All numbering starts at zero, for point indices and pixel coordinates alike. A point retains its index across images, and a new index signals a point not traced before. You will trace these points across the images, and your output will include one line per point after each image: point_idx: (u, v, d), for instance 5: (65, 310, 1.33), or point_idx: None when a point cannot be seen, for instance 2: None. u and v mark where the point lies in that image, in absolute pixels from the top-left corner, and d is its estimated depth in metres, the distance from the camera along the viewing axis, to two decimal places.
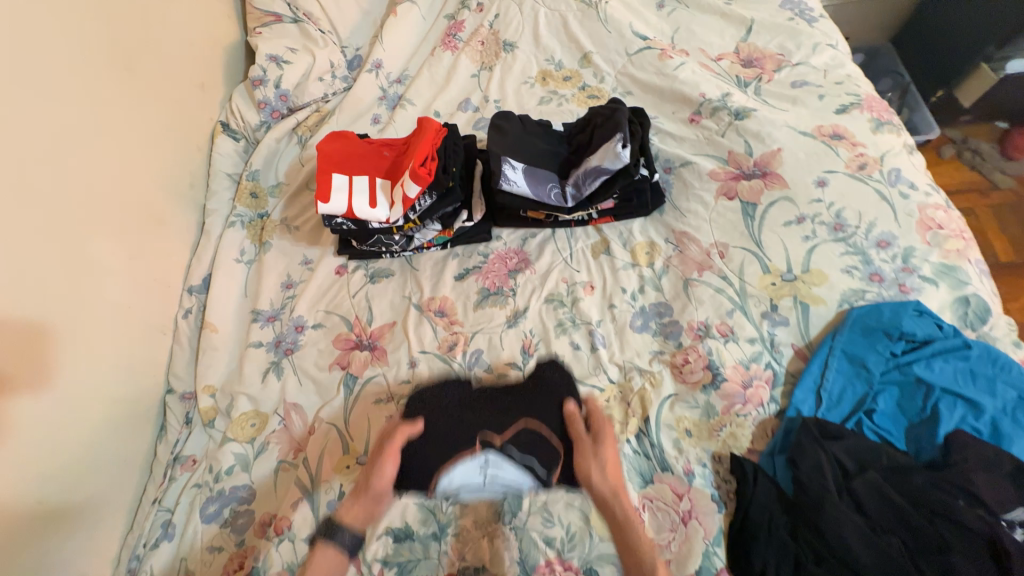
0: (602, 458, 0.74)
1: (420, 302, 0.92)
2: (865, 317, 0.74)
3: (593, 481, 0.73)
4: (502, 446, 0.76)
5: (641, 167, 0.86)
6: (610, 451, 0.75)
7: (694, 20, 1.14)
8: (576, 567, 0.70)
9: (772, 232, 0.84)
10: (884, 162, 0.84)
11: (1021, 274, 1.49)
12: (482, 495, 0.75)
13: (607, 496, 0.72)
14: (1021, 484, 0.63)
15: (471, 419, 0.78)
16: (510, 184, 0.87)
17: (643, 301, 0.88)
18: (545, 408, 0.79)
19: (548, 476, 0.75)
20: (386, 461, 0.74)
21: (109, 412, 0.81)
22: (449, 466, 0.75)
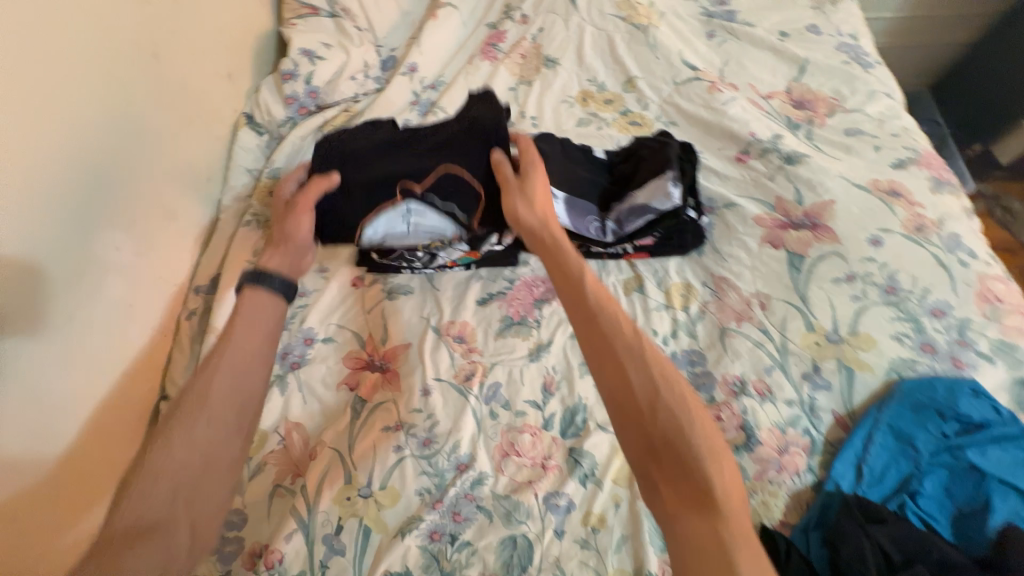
0: (528, 194, 0.78)
1: (438, 325, 0.88)
2: (916, 391, 0.70)
3: (525, 220, 0.77)
4: (422, 195, 0.83)
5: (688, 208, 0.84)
6: (537, 178, 0.80)
7: (745, 53, 1.10)
8: None
9: (820, 288, 0.79)
10: (942, 225, 0.80)
11: None
12: (409, 240, 0.86)
13: (537, 232, 0.76)
14: None
15: (393, 170, 0.85)
16: None
17: (675, 346, 0.82)
18: (465, 155, 0.85)
19: (470, 220, 0.85)
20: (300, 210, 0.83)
21: (102, 418, 0.75)
22: (372, 217, 0.84)
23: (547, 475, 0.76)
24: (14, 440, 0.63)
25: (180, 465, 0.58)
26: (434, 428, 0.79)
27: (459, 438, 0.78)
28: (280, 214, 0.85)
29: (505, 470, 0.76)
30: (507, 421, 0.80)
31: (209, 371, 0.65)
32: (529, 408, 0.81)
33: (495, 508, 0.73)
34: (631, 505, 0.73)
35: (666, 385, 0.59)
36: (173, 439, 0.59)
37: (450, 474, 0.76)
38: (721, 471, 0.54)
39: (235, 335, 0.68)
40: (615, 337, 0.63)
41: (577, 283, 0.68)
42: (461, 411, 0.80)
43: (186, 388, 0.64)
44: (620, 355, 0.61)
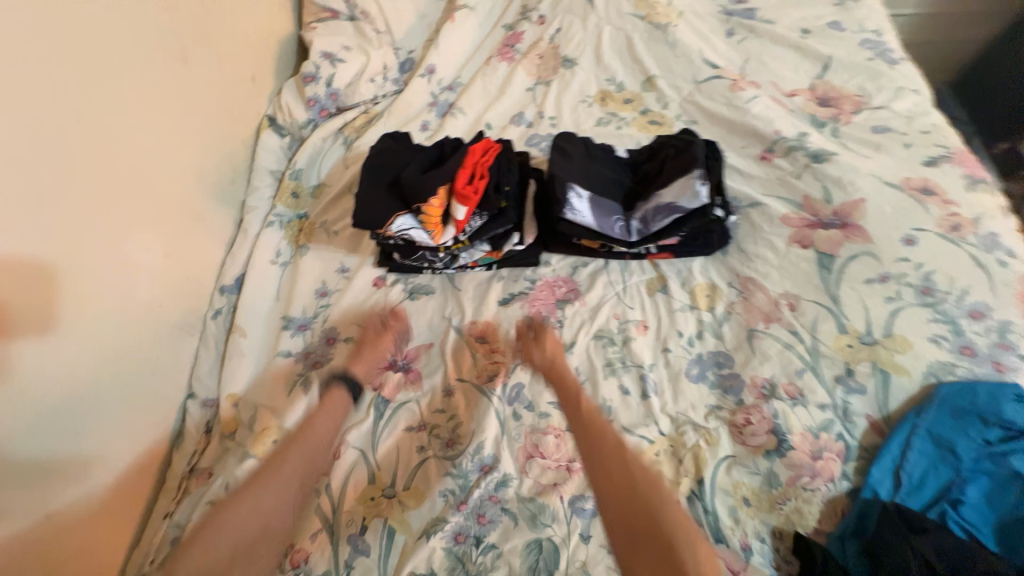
0: (547, 354, 0.81)
1: (460, 325, 0.88)
2: (956, 396, 0.68)
3: (535, 357, 0.81)
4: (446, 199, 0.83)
5: (717, 207, 0.81)
6: (552, 337, 0.83)
7: (767, 50, 1.08)
8: None
9: (851, 288, 0.77)
10: (978, 223, 0.78)
11: None
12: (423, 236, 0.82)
13: (550, 371, 0.80)
14: None
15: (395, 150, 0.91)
16: (575, 214, 0.81)
17: (701, 348, 0.82)
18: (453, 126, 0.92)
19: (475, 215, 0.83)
20: (377, 338, 0.85)
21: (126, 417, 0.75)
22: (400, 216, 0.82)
23: (572, 478, 0.75)
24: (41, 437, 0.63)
25: (242, 530, 0.68)
26: (457, 429, 0.79)
27: (482, 440, 0.77)
28: (370, 341, 0.85)
29: (529, 472, 0.75)
30: (530, 422, 0.79)
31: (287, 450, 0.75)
32: (552, 411, 0.80)
33: (520, 511, 0.72)
34: None
35: (655, 496, 0.71)
36: (246, 506, 0.69)
37: (473, 476, 0.75)
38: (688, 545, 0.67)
39: (290, 454, 0.74)
40: (618, 470, 0.72)
41: (578, 404, 0.78)
42: (485, 412, 0.79)
43: (269, 455, 0.76)
44: (611, 475, 0.72)
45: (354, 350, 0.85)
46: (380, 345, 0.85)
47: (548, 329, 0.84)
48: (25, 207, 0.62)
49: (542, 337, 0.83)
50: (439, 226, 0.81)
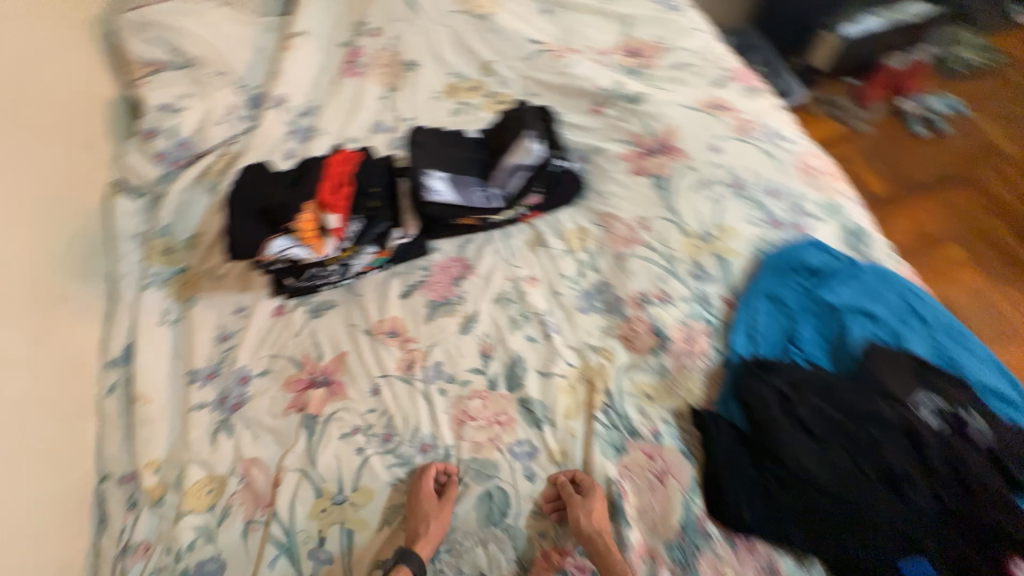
0: (588, 521, 0.71)
1: (369, 327, 0.92)
2: (774, 259, 0.85)
3: (580, 522, 0.71)
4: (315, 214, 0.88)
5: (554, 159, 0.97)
6: (596, 500, 0.73)
7: (579, 20, 1.23)
8: (573, 551, 0.74)
9: (683, 199, 0.92)
10: (761, 121, 0.96)
11: (887, 202, 1.89)
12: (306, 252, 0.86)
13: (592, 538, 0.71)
14: (920, 375, 0.74)
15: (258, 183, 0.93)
16: (437, 194, 0.94)
17: (585, 283, 0.92)
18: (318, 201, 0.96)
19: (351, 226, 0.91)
20: (435, 512, 0.73)
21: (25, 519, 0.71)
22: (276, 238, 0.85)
23: (505, 429, 0.81)
24: None
25: None
26: (391, 423, 0.82)
27: (418, 423, 0.82)
28: (428, 514, 0.73)
29: (465, 437, 0.81)
30: (455, 393, 0.85)
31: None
32: (473, 376, 0.87)
33: (465, 473, 0.78)
34: (586, 430, 0.81)
35: None
36: None
37: (416, 458, 0.80)
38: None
39: None
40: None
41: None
42: (412, 399, 0.84)
43: None
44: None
45: (411, 514, 0.74)
46: (439, 518, 0.74)
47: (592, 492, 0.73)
48: None
49: (590, 498, 0.72)
50: (319, 240, 0.87)
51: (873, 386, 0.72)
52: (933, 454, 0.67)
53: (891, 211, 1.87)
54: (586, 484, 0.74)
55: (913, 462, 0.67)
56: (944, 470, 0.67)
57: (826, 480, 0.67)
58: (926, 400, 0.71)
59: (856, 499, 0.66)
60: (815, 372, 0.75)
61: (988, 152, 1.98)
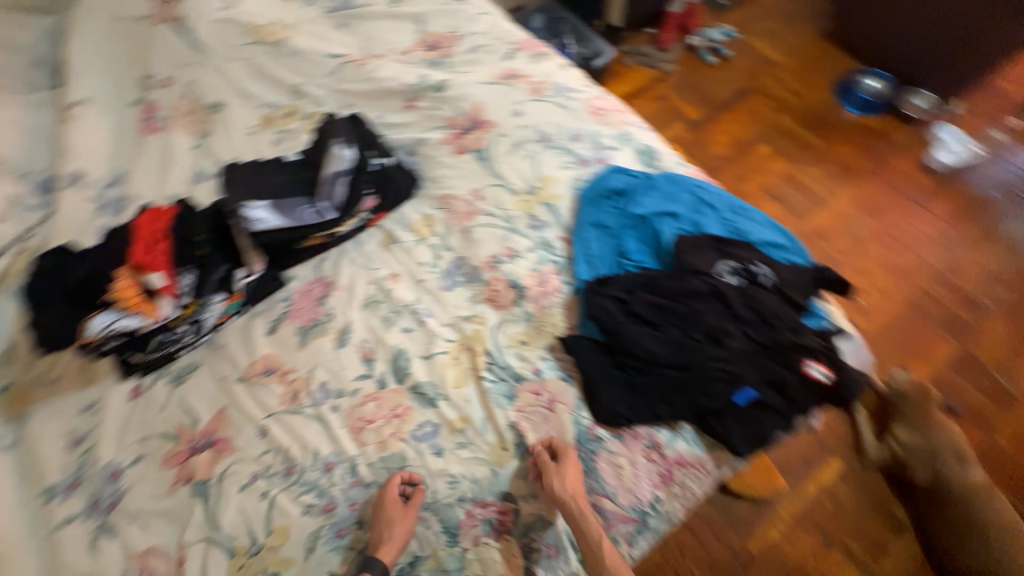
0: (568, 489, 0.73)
1: (242, 374, 0.88)
2: (589, 192, 0.97)
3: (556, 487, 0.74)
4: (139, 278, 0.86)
5: (372, 158, 1.03)
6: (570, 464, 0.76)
7: (375, 27, 1.28)
8: (495, 500, 0.77)
9: (504, 163, 1.02)
10: (549, 82, 1.09)
11: (704, 125, 2.21)
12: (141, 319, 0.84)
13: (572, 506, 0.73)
14: (718, 250, 0.89)
15: (68, 266, 0.88)
16: (263, 222, 0.93)
17: (443, 264, 0.98)
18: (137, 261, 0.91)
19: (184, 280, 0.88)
20: (399, 516, 0.74)
21: None
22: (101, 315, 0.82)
23: (404, 420, 0.84)
24: None
25: None
26: (289, 456, 0.81)
27: (317, 445, 0.82)
28: (393, 518, 0.74)
29: (368, 441, 0.82)
30: (348, 404, 0.86)
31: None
32: (361, 383, 0.88)
33: (377, 475, 0.80)
34: (480, 393, 0.85)
35: None
36: None
37: (324, 479, 0.79)
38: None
39: None
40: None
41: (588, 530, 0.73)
42: (304, 427, 0.83)
43: None
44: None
45: (378, 521, 0.75)
46: (403, 521, 0.74)
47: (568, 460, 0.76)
48: None
49: (566, 463, 0.76)
50: (148, 303, 0.84)
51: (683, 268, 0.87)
52: (738, 306, 0.82)
53: (708, 131, 2.19)
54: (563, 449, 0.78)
55: (727, 317, 0.81)
56: (749, 316, 0.81)
57: (670, 356, 0.79)
58: (723, 267, 0.87)
59: (695, 362, 0.78)
60: (641, 273, 0.88)
61: (766, 63, 2.37)
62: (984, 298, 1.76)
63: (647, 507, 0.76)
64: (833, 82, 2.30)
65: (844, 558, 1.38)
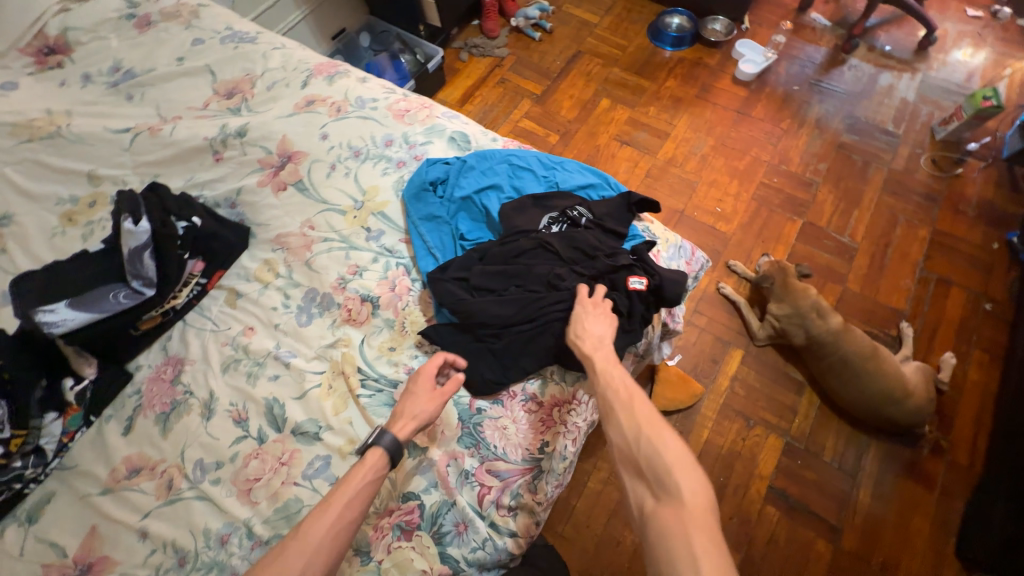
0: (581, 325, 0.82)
1: (104, 485, 0.83)
2: (412, 190, 1.00)
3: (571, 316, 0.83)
4: None
5: (178, 222, 0.97)
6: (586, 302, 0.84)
7: (162, 90, 1.22)
8: (398, 503, 0.78)
9: (325, 188, 1.02)
10: (349, 98, 1.11)
11: (549, 95, 2.33)
12: None
13: (578, 334, 0.81)
14: (538, 206, 0.97)
15: None
16: (63, 323, 0.85)
17: (296, 301, 0.97)
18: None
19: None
20: (426, 396, 0.80)
21: None
22: None
23: (290, 466, 0.83)
24: None
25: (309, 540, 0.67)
26: (179, 546, 0.78)
27: (205, 524, 0.79)
28: (419, 394, 0.80)
29: (259, 498, 0.81)
30: (230, 471, 0.83)
31: (328, 503, 0.70)
32: (239, 446, 0.85)
33: (275, 528, 0.78)
34: (361, 411, 0.87)
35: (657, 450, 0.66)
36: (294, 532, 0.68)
37: (222, 554, 0.77)
38: (651, 442, 0.67)
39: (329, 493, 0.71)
40: (612, 383, 0.74)
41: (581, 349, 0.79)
42: (188, 510, 0.80)
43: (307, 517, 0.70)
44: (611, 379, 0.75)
45: (405, 395, 0.81)
46: (427, 400, 0.79)
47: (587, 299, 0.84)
48: None
49: (596, 305, 0.83)
50: None
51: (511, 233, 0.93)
52: (563, 249, 0.89)
53: (554, 100, 2.31)
54: (579, 295, 0.84)
55: (556, 262, 0.89)
56: (574, 255, 0.89)
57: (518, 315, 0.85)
58: (545, 220, 0.95)
59: (538, 311, 0.85)
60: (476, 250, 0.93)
61: (585, 26, 2.54)
62: (811, 175, 2.03)
63: (538, 454, 0.82)
64: (646, 27, 2.51)
65: (766, 430, 1.54)
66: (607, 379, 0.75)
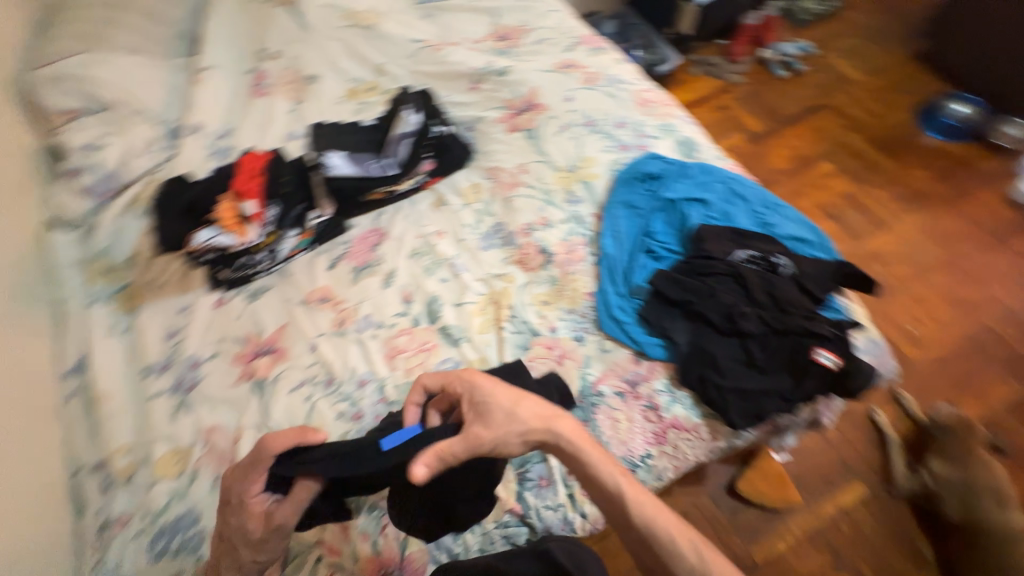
0: (516, 415, 0.71)
1: (303, 298, 1.04)
2: (624, 175, 1.04)
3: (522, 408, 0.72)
4: (236, 207, 1.01)
5: (437, 125, 1.13)
6: (484, 379, 0.74)
7: (454, 18, 1.40)
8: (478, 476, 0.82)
9: (550, 142, 1.11)
10: (604, 73, 1.17)
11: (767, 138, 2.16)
12: (224, 241, 0.99)
13: (545, 420, 0.72)
14: (737, 238, 0.93)
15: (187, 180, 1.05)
16: (336, 168, 1.07)
17: (484, 227, 1.09)
18: (211, 179, 1.03)
19: (272, 217, 1.03)
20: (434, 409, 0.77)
21: (22, 498, 0.81)
22: (199, 229, 0.98)
23: (430, 354, 0.95)
24: None
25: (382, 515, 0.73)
26: (331, 370, 0.95)
27: (355, 365, 0.95)
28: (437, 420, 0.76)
29: (398, 367, 0.95)
30: (385, 334, 0.99)
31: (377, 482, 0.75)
32: (398, 318, 1.00)
33: (401, 395, 0.91)
34: (499, 340, 0.95)
35: None
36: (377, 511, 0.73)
37: (357, 392, 0.92)
38: None
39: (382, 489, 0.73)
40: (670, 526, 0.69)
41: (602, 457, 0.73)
42: (347, 348, 0.97)
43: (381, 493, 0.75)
44: (654, 517, 0.69)
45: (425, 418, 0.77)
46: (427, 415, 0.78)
47: (491, 390, 0.73)
48: None
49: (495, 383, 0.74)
50: (240, 226, 1.01)
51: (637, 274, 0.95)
52: (755, 287, 0.85)
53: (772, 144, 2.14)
54: (485, 382, 0.74)
55: (743, 296, 0.85)
56: (764, 298, 0.84)
57: (602, 353, 0.90)
58: (740, 253, 0.90)
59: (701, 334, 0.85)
60: (613, 269, 0.96)
61: (842, 81, 2.28)
62: None
63: (638, 460, 0.82)
64: (917, 105, 2.16)
65: None
66: (659, 513, 0.70)
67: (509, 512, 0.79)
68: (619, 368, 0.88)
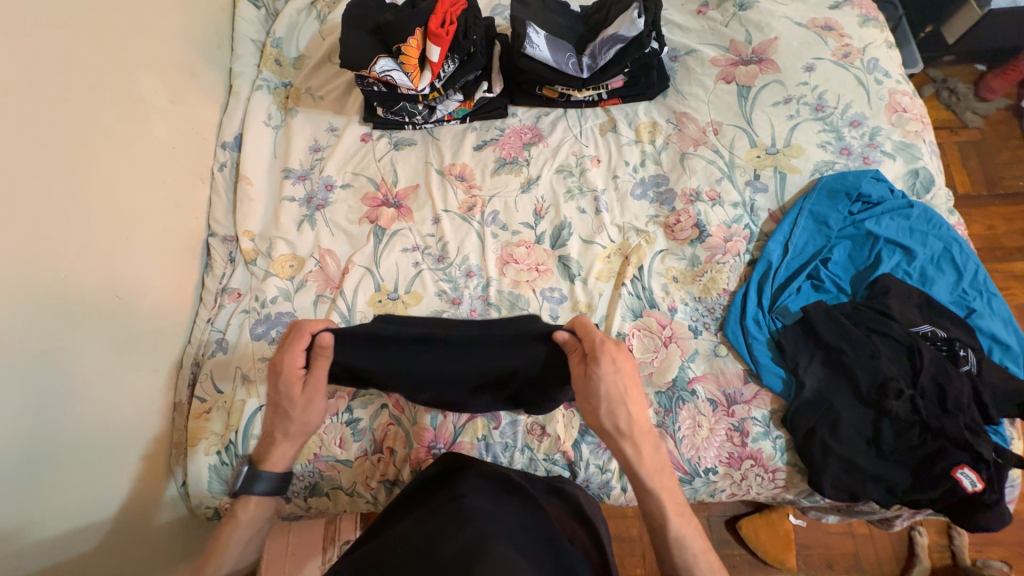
0: (621, 409, 0.65)
1: (441, 167, 1.01)
2: (832, 182, 0.87)
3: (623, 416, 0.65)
4: (417, 47, 0.95)
5: (653, 40, 0.96)
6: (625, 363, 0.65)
7: None
8: (542, 421, 0.82)
9: (762, 111, 0.95)
10: (864, 52, 0.97)
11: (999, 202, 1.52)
12: (397, 80, 0.94)
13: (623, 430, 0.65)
14: (924, 311, 0.81)
15: (372, 3, 1.00)
16: (533, 48, 0.96)
17: (644, 173, 0.98)
18: (402, 11, 0.97)
19: (446, 72, 0.98)
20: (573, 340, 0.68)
21: (168, 239, 0.89)
22: (379, 57, 0.94)
23: (542, 276, 0.92)
24: (106, 237, 0.78)
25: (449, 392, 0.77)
26: (445, 247, 0.95)
27: (467, 253, 0.94)
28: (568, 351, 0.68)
29: (506, 274, 0.92)
30: (505, 239, 0.95)
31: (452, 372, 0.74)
32: (523, 229, 0.96)
33: (501, 301, 0.90)
34: (612, 294, 0.90)
35: None
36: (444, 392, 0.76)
37: (461, 279, 0.92)
38: None
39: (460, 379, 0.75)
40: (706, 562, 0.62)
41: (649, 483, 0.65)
42: (466, 234, 0.95)
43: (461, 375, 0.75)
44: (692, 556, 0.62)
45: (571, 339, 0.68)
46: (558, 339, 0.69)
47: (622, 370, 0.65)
48: (56, 32, 0.74)
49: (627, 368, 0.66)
50: (416, 70, 0.96)
51: (790, 298, 0.85)
52: (923, 370, 0.75)
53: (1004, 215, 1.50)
54: (620, 367, 0.65)
55: (903, 373, 0.76)
56: (927, 383, 0.74)
57: (713, 358, 0.84)
58: (924, 325, 0.79)
59: (835, 388, 0.77)
60: (765, 280, 0.86)
61: None
62: None
63: (701, 470, 0.79)
64: None
65: None
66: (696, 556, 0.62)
67: (562, 452, 0.81)
68: (723, 379, 0.83)
